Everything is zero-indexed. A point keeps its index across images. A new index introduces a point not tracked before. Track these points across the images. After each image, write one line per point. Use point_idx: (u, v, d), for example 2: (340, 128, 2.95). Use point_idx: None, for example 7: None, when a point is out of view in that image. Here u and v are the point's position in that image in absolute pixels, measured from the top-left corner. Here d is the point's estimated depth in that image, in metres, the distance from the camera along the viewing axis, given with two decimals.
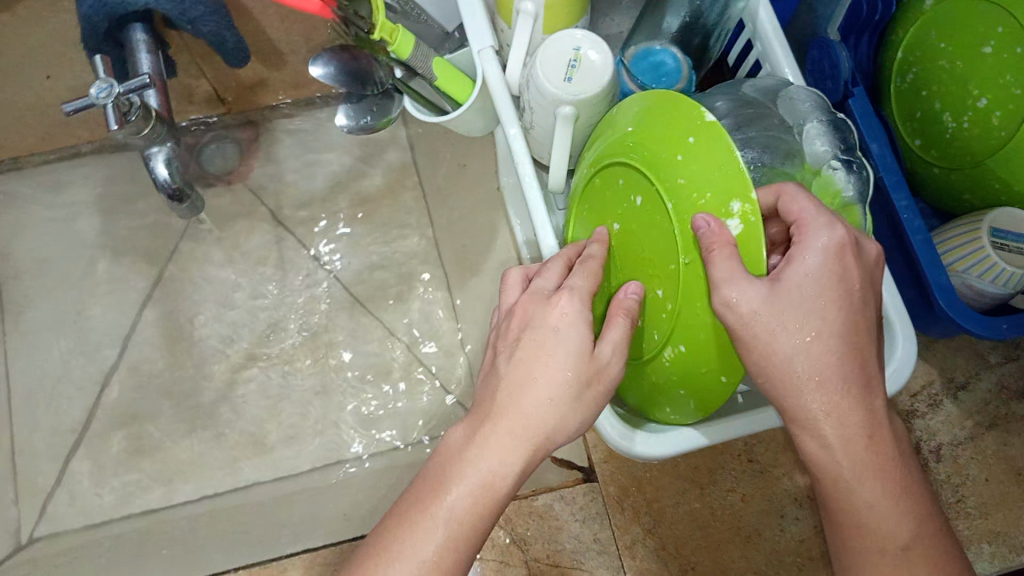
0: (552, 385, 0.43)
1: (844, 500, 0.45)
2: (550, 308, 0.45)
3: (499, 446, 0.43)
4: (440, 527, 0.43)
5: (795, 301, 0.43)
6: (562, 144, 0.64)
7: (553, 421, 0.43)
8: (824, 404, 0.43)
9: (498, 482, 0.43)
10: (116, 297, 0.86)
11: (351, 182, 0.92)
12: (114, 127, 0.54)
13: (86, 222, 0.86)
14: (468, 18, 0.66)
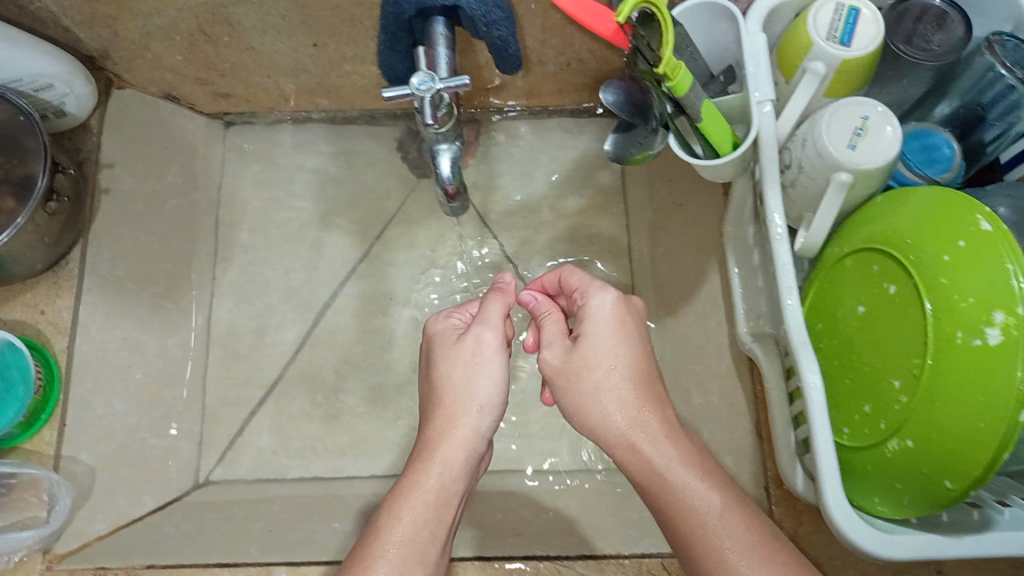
0: (450, 387, 0.60)
1: (668, 502, 0.54)
2: (440, 338, 0.64)
3: (425, 454, 0.59)
4: (406, 526, 0.55)
5: (578, 363, 0.59)
6: (825, 216, 0.63)
7: (468, 423, 0.60)
8: (624, 434, 0.57)
9: (429, 480, 0.57)
10: (321, 265, 0.89)
11: (561, 197, 0.92)
12: (426, 122, 0.54)
13: (307, 188, 0.91)
14: (752, 66, 0.65)
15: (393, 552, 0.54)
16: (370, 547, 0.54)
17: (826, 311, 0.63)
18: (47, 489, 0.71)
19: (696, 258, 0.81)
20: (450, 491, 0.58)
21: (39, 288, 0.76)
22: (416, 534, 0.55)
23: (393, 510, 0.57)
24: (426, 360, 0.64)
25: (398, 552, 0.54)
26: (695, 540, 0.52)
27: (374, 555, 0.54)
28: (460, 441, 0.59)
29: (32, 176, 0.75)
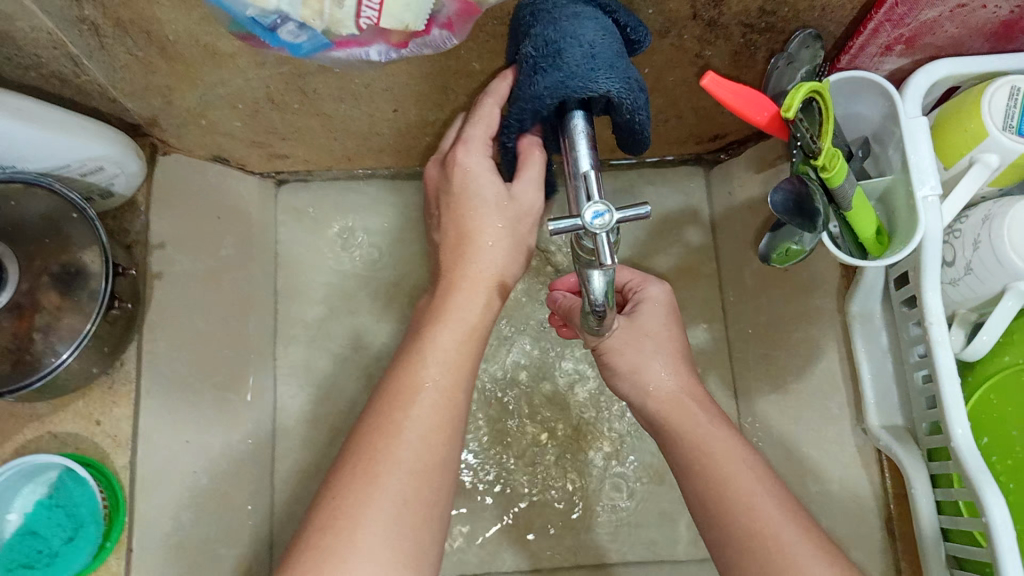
0: (485, 229, 0.55)
1: (694, 458, 0.57)
2: (461, 160, 0.55)
3: (448, 315, 0.55)
4: (426, 407, 0.53)
5: (641, 332, 0.62)
6: (996, 324, 0.58)
7: (484, 255, 0.56)
8: (672, 397, 0.60)
9: (447, 339, 0.55)
10: (391, 339, 0.83)
11: (644, 257, 0.87)
12: (603, 262, 0.46)
13: (372, 253, 0.84)
14: (914, 154, 0.59)
15: (412, 437, 0.51)
16: (388, 415, 0.52)
17: (994, 424, 0.59)
18: None
19: (809, 332, 0.76)
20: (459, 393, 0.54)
21: (93, 395, 0.69)
22: (428, 433, 0.52)
23: (406, 384, 0.53)
24: (454, 195, 0.56)
25: (423, 412, 0.52)
26: (712, 484, 0.55)
27: (396, 438, 0.51)
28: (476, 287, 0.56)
29: (78, 267, 0.66)
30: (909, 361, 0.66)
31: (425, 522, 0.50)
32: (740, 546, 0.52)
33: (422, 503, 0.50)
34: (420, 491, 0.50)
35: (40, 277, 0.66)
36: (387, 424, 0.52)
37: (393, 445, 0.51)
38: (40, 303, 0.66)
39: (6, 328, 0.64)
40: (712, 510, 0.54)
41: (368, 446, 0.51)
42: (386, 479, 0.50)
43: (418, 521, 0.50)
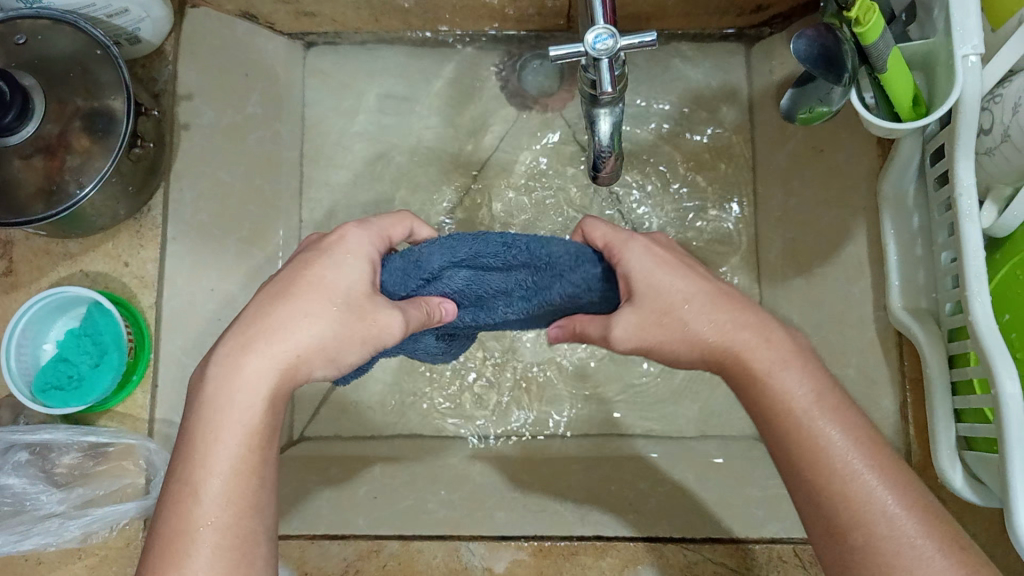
0: (292, 331, 0.47)
1: (762, 400, 0.49)
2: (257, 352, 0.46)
3: (233, 392, 0.46)
4: (225, 479, 0.45)
5: (659, 309, 0.51)
6: None
7: (298, 346, 0.47)
8: (725, 339, 0.50)
9: (248, 413, 0.46)
10: (414, 205, 0.82)
11: (675, 138, 0.84)
12: (608, 89, 0.46)
13: (397, 118, 0.83)
14: (958, 12, 0.55)
15: (216, 503, 0.45)
16: (179, 506, 0.45)
17: (1017, 301, 0.56)
18: (143, 457, 0.66)
19: (842, 215, 0.73)
20: (272, 448, 0.47)
21: (121, 236, 0.71)
22: (231, 490, 0.45)
23: (201, 455, 0.45)
24: (309, 257, 0.49)
25: (220, 488, 0.45)
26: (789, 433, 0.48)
27: (207, 508, 0.44)
28: (287, 367, 0.47)
29: (105, 109, 0.68)
30: (937, 241, 0.63)
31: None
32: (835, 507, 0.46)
33: (248, 569, 0.45)
34: (237, 564, 0.44)
35: (71, 120, 0.67)
36: (185, 484, 0.45)
37: (205, 509, 0.44)
38: (69, 143, 0.67)
39: (38, 168, 0.66)
40: (796, 461, 0.48)
41: (176, 515, 0.44)
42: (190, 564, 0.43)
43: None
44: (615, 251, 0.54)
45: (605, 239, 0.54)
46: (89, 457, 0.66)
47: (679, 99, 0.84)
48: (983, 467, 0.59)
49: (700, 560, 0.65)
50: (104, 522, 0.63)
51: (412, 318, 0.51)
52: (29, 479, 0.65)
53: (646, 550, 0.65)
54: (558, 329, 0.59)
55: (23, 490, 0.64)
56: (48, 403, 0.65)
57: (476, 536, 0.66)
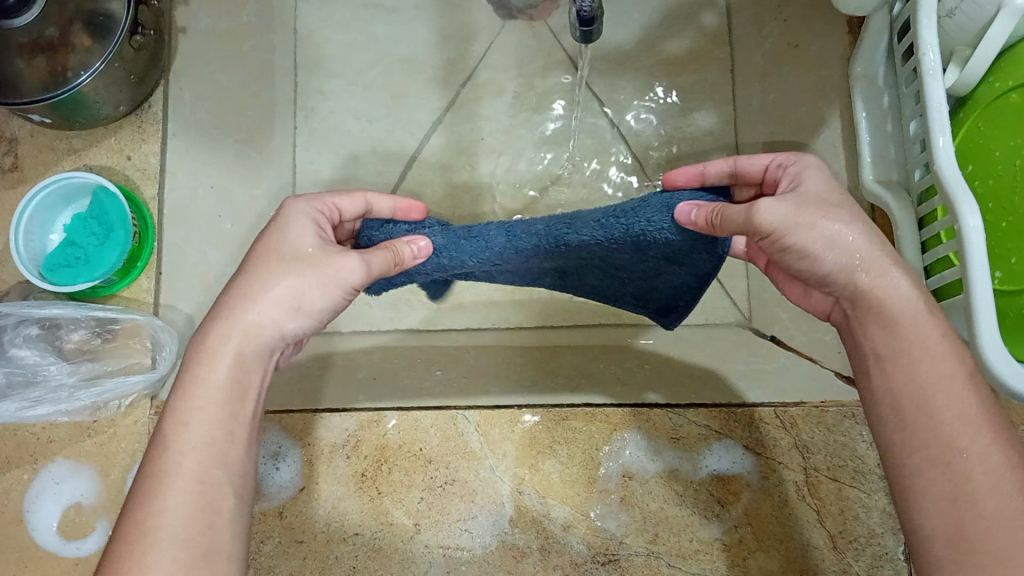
0: (267, 284, 0.49)
1: (881, 376, 0.47)
2: (244, 311, 0.48)
3: (206, 350, 0.47)
4: (201, 428, 0.45)
5: (824, 202, 0.49)
6: (991, 45, 0.58)
7: (267, 304, 0.48)
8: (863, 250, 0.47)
9: (220, 373, 0.47)
10: (406, 109, 0.85)
11: (657, 42, 0.86)
12: None
13: (389, 28, 0.86)
14: None
15: (186, 455, 0.44)
16: (153, 455, 0.44)
17: (979, 152, 0.60)
18: (150, 336, 0.70)
19: (817, 104, 0.79)
20: (243, 409, 0.47)
21: (123, 131, 0.77)
22: (206, 443, 0.45)
23: (175, 409, 0.46)
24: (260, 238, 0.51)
25: (191, 441, 0.45)
26: (901, 386, 0.46)
27: (181, 463, 0.44)
28: (253, 333, 0.48)
29: (107, 14, 0.70)
30: (905, 113, 0.67)
31: (215, 548, 0.43)
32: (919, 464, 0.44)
33: (214, 528, 0.43)
34: (203, 507, 0.43)
35: (71, 22, 0.69)
36: (163, 433, 0.45)
37: (188, 462, 0.44)
38: (71, 42, 0.69)
39: (41, 68, 0.69)
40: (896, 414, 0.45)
41: (157, 465, 0.44)
42: (161, 501, 0.43)
43: (205, 547, 0.42)
44: (780, 166, 0.54)
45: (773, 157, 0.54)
46: (96, 336, 0.70)
47: (662, 5, 0.86)
48: (952, 318, 0.62)
49: (684, 423, 0.69)
50: (114, 394, 0.67)
51: (376, 265, 0.51)
52: (40, 352, 0.68)
53: (634, 413, 0.69)
54: (691, 205, 0.51)
55: (35, 361, 0.68)
56: (57, 280, 0.68)
57: (472, 406, 0.70)
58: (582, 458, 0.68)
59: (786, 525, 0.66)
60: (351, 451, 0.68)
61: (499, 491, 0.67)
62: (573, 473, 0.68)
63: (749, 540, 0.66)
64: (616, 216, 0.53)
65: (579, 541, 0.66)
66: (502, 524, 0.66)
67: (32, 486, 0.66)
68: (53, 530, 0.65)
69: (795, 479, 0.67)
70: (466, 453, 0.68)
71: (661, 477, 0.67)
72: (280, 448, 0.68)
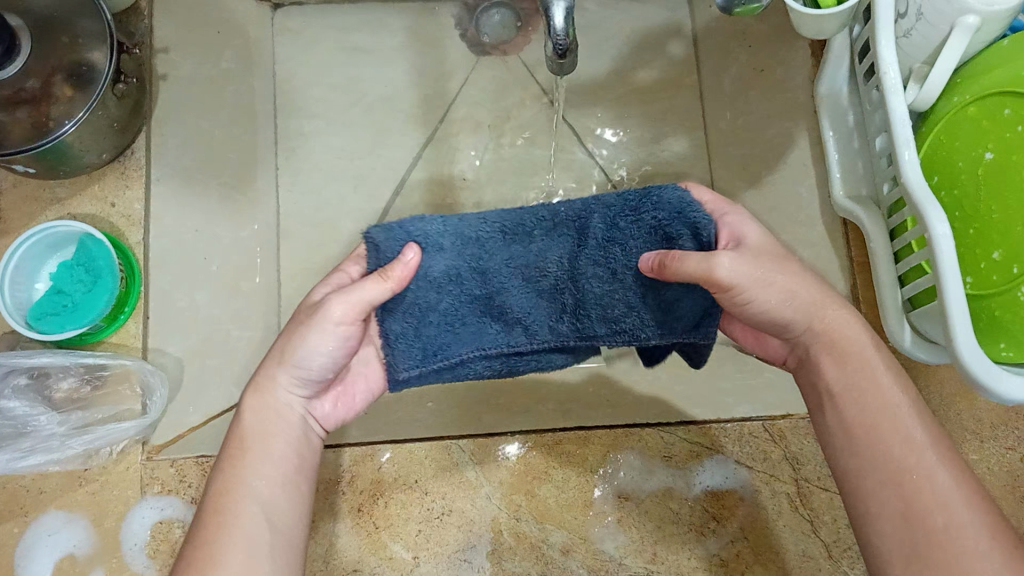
0: (284, 340, 0.54)
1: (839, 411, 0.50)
2: (272, 367, 0.54)
3: (243, 412, 0.53)
4: (248, 477, 0.50)
5: (766, 255, 0.52)
6: (948, 63, 0.61)
7: (285, 360, 0.53)
8: (818, 298, 0.52)
9: (252, 427, 0.52)
10: (386, 147, 0.86)
11: (629, 72, 0.88)
12: None
13: (367, 69, 0.87)
14: None
15: (231, 505, 0.49)
16: (202, 515, 0.49)
17: (943, 163, 0.63)
18: (139, 381, 0.70)
19: (783, 124, 0.81)
20: (281, 449, 0.52)
21: (108, 178, 0.78)
22: (248, 493, 0.49)
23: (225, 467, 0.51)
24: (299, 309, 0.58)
25: (234, 491, 0.49)
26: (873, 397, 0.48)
27: (234, 493, 0.49)
28: (280, 387, 0.54)
29: (88, 64, 0.72)
30: (870, 129, 0.70)
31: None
32: (880, 484, 0.47)
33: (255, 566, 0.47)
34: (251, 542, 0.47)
35: (53, 74, 0.71)
36: (215, 492, 0.50)
37: (235, 491, 0.49)
38: (53, 93, 0.71)
39: (24, 119, 0.70)
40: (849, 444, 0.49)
41: (217, 499, 0.49)
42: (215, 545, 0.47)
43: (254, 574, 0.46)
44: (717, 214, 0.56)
45: (712, 198, 0.56)
46: (86, 383, 0.69)
47: (631, 36, 0.88)
48: (929, 324, 0.64)
49: (676, 441, 0.69)
50: (106, 440, 0.67)
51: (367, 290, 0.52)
52: (30, 403, 0.67)
53: (627, 433, 0.70)
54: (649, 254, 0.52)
55: (24, 412, 0.67)
56: (45, 328, 0.68)
57: (466, 435, 0.70)
58: (576, 482, 0.68)
59: (781, 537, 0.67)
60: (348, 487, 0.68)
61: (495, 518, 0.67)
62: (568, 496, 0.68)
63: (746, 554, 0.66)
64: (628, 210, 0.53)
65: (579, 565, 0.66)
66: (500, 550, 0.66)
67: (26, 538, 0.65)
68: None
69: (787, 491, 0.68)
70: (461, 482, 0.68)
71: (656, 496, 0.68)
72: None
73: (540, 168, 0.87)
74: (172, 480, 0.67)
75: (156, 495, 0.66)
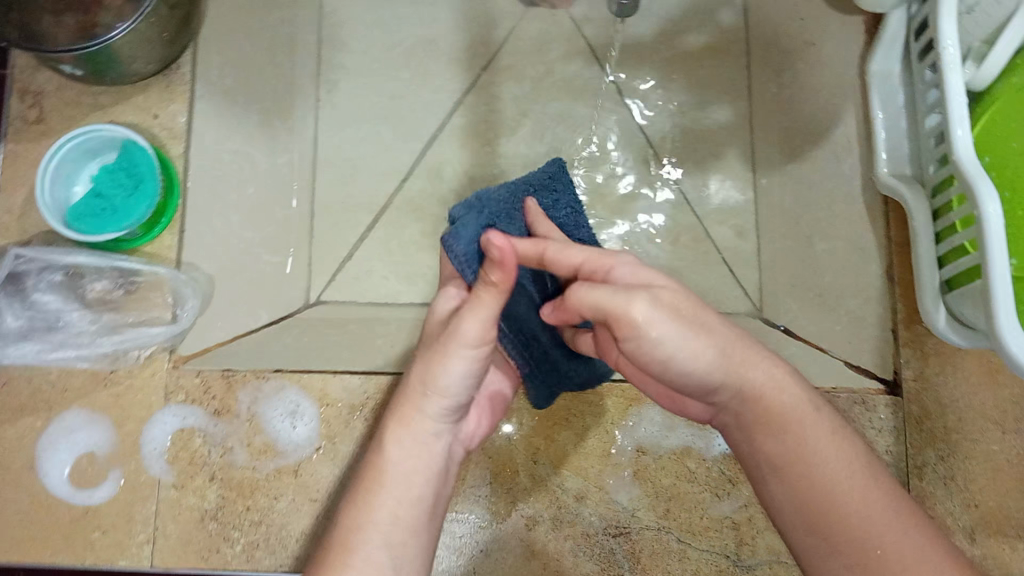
0: (423, 370, 0.52)
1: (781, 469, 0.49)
2: (414, 398, 0.53)
3: (381, 447, 0.53)
4: (380, 521, 0.50)
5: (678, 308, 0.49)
6: (1011, 42, 0.61)
7: (429, 398, 0.52)
8: (744, 355, 0.49)
9: (391, 464, 0.52)
10: (428, 90, 0.86)
11: (676, 37, 0.88)
12: None
13: (415, 9, 0.87)
14: None
15: (364, 552, 0.49)
16: (330, 554, 0.49)
17: (994, 144, 0.63)
18: (171, 289, 0.70)
19: (829, 101, 0.81)
20: (416, 489, 0.52)
21: (152, 92, 0.76)
22: (383, 541, 0.49)
23: (357, 506, 0.51)
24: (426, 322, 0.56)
25: (369, 535, 0.49)
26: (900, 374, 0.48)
27: (359, 539, 0.49)
28: (420, 421, 0.53)
29: None
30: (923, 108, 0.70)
31: None
32: (836, 534, 0.46)
33: None
34: None
35: None
36: (346, 532, 0.50)
37: (364, 536, 0.49)
38: None
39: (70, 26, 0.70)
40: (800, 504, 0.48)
41: (342, 542, 0.49)
42: None
43: None
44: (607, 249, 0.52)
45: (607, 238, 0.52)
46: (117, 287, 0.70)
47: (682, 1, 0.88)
48: (966, 306, 0.64)
49: None
50: (135, 344, 0.68)
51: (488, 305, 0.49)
52: (63, 298, 0.69)
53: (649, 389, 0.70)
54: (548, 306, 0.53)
55: (58, 307, 0.68)
56: (83, 228, 0.69)
57: None
58: (597, 432, 0.69)
59: None
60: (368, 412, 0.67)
61: (513, 459, 0.68)
62: (588, 445, 0.68)
63: (759, 519, 0.67)
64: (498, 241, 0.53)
65: (591, 513, 0.67)
66: (516, 490, 0.67)
67: (42, 438, 0.66)
68: (64, 480, 0.66)
69: None
70: None
71: (673, 454, 0.68)
72: (298, 406, 0.67)
73: (580, 124, 0.86)
74: (196, 390, 0.67)
75: (179, 404, 0.67)
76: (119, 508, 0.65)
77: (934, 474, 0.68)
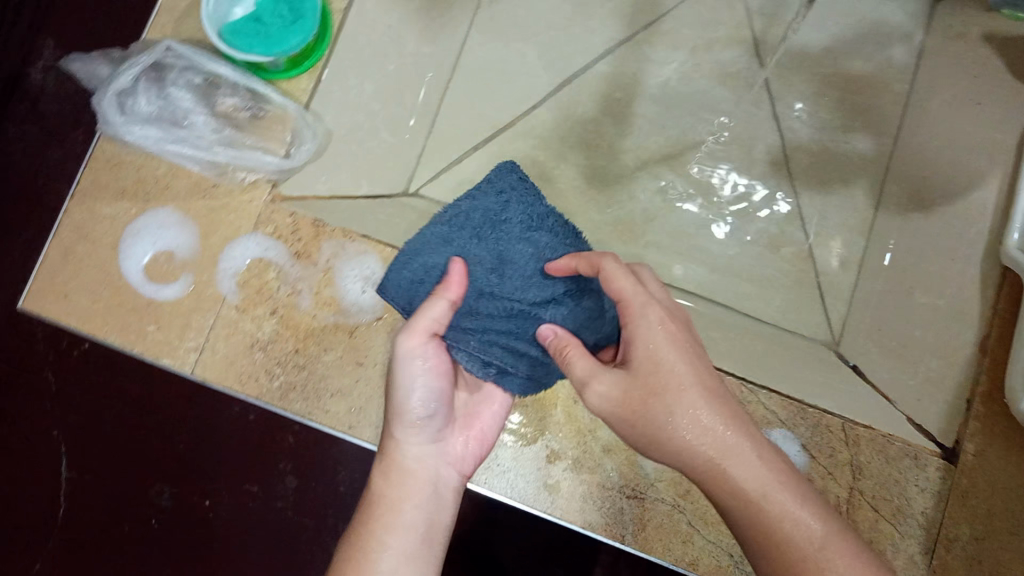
0: (392, 407, 0.58)
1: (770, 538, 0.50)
2: (390, 436, 0.58)
3: (374, 477, 0.56)
4: (382, 532, 0.53)
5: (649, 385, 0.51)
6: None
7: (398, 432, 0.57)
8: (720, 450, 0.49)
9: (381, 491, 0.55)
10: (583, 30, 0.86)
11: (841, 57, 0.86)
12: None
13: None
14: None
15: (369, 559, 0.51)
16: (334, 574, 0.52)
17: None
18: (292, 128, 0.73)
19: None
20: (411, 502, 0.55)
21: None
22: (388, 549, 0.52)
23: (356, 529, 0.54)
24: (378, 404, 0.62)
25: (373, 545, 0.52)
26: None
27: (361, 550, 0.52)
28: (400, 450, 0.57)
29: None
30: None
31: None
32: None
33: None
34: None
35: None
36: (347, 552, 0.53)
37: (365, 550, 0.52)
38: None
39: None
40: None
41: (341, 562, 0.52)
42: None
43: None
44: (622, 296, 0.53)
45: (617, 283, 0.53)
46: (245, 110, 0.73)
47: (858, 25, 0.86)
48: None
49: (754, 399, 0.70)
50: (246, 166, 0.70)
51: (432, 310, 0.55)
52: (195, 99, 0.72)
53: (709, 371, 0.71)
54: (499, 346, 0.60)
55: (187, 106, 0.72)
56: (236, 44, 0.70)
57: None
58: None
59: None
60: None
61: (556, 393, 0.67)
62: None
63: None
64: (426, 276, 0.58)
65: (613, 468, 0.66)
66: (548, 421, 0.67)
67: (137, 222, 0.69)
68: (140, 267, 0.68)
69: (837, 493, 0.69)
70: None
71: None
72: (371, 274, 0.68)
73: (718, 109, 0.85)
74: (285, 228, 0.69)
75: (266, 236, 0.69)
76: (181, 311, 0.68)
77: (962, 552, 0.65)
